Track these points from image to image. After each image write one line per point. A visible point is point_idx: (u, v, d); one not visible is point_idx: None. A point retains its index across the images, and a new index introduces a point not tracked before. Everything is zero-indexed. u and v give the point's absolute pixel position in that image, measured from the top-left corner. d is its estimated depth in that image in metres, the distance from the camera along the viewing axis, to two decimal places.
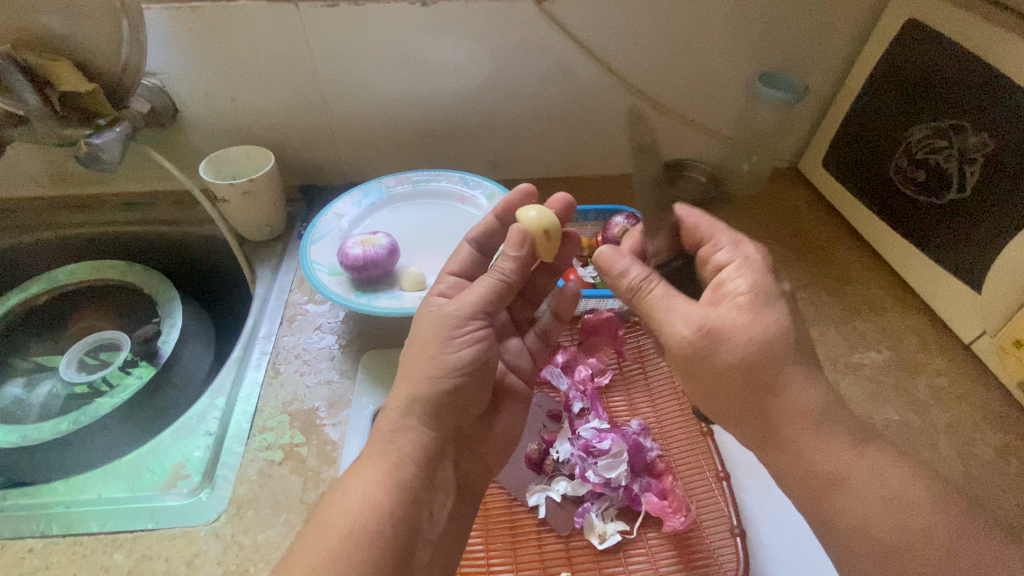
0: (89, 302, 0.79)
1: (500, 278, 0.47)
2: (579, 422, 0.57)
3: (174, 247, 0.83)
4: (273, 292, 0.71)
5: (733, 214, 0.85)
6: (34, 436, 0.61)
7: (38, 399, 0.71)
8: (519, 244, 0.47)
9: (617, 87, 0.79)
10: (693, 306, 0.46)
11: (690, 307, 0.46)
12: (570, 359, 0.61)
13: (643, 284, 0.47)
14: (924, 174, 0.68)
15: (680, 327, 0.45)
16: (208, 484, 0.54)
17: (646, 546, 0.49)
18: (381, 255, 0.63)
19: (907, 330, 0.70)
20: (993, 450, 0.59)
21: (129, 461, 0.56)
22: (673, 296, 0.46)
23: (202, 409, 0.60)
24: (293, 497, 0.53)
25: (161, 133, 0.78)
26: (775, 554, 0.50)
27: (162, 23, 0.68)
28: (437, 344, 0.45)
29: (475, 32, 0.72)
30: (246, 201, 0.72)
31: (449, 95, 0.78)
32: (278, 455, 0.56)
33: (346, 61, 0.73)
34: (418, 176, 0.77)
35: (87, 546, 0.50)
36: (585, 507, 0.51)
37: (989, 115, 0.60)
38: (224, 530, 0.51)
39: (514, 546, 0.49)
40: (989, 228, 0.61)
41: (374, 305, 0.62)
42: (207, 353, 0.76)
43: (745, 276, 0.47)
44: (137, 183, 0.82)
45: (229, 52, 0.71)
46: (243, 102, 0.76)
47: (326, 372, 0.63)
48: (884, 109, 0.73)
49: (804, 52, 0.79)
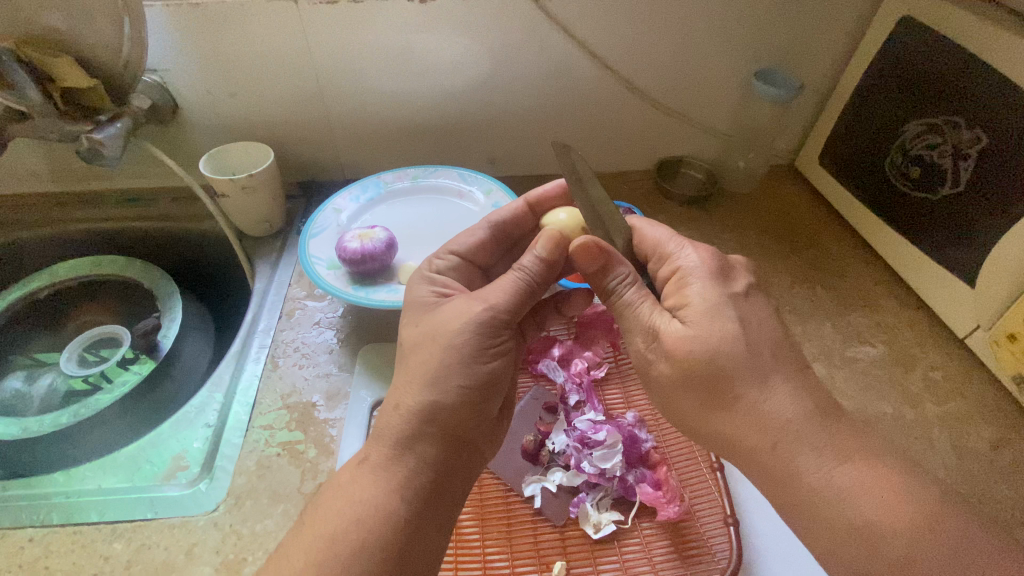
0: (89, 297, 0.79)
1: (525, 277, 0.48)
2: (574, 414, 0.58)
3: (174, 243, 0.84)
4: (272, 287, 0.72)
5: (730, 210, 0.86)
6: (33, 429, 0.62)
7: (38, 392, 0.71)
8: (547, 246, 0.49)
9: (615, 84, 0.80)
10: (656, 316, 0.48)
11: (652, 317, 0.48)
12: (565, 353, 0.62)
13: (617, 288, 0.50)
14: (919, 170, 0.68)
15: (637, 336, 0.49)
16: (206, 475, 0.55)
17: (640, 536, 0.49)
18: (379, 249, 0.64)
19: (902, 325, 0.71)
20: (986, 443, 0.60)
21: (129, 452, 0.56)
22: (641, 304, 0.49)
23: (201, 401, 0.60)
24: (291, 487, 0.54)
25: (162, 129, 0.79)
26: (768, 544, 0.50)
27: (163, 19, 0.68)
28: (433, 334, 0.45)
29: (473, 30, 0.73)
30: (246, 197, 0.72)
31: (448, 92, 0.79)
32: (276, 446, 0.57)
33: (345, 58, 0.74)
34: (416, 172, 0.77)
35: (87, 536, 0.51)
36: (580, 497, 0.51)
37: (983, 110, 0.61)
38: (222, 520, 0.51)
39: (510, 536, 0.50)
40: (983, 222, 0.61)
41: (372, 298, 0.62)
42: (206, 347, 0.76)
43: (692, 287, 0.49)
44: (137, 179, 0.82)
45: (229, 49, 0.72)
46: (243, 98, 0.77)
47: (324, 366, 0.64)
48: (879, 105, 0.73)
49: (801, 49, 0.79)
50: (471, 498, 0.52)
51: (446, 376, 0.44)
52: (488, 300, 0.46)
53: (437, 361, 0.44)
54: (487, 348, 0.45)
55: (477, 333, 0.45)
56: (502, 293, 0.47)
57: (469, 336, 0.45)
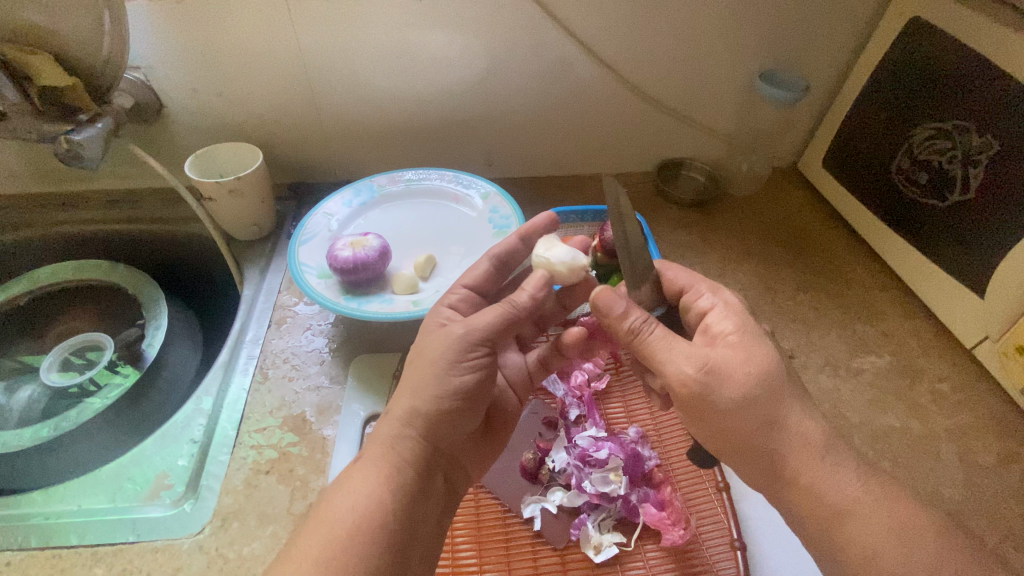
0: (72, 303, 0.76)
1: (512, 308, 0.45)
2: (574, 430, 0.56)
3: (161, 246, 0.81)
4: (260, 294, 0.70)
5: (732, 214, 0.84)
6: (14, 443, 0.60)
7: (18, 403, 0.69)
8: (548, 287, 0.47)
9: (614, 83, 0.78)
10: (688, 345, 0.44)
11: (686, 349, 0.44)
12: (565, 365, 0.60)
13: (643, 327, 0.44)
14: (927, 176, 0.66)
15: (682, 366, 0.43)
16: (192, 494, 0.52)
17: (644, 559, 0.48)
18: (372, 258, 0.62)
19: (908, 335, 0.69)
20: (995, 458, 0.58)
21: (111, 470, 0.54)
22: (674, 338, 0.44)
23: (187, 415, 0.58)
24: (280, 508, 0.51)
25: (145, 128, 0.76)
26: (774, 564, 0.49)
27: (144, 14, 0.66)
28: (444, 357, 0.43)
29: (470, 27, 0.70)
30: (233, 200, 0.70)
31: (442, 91, 0.76)
32: (265, 464, 0.54)
33: (336, 56, 0.71)
34: (411, 175, 0.75)
35: (67, 560, 0.48)
36: (581, 518, 0.50)
37: (995, 116, 0.59)
38: (208, 543, 0.49)
39: (508, 559, 0.48)
40: (993, 230, 0.60)
41: (364, 309, 0.60)
42: (194, 355, 0.74)
43: (730, 321, 0.46)
44: (121, 181, 0.79)
45: (214, 45, 0.69)
46: (230, 98, 0.74)
47: (314, 377, 0.61)
48: (885, 108, 0.71)
49: (805, 50, 0.77)
50: (467, 518, 0.51)
51: (425, 398, 0.42)
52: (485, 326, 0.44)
53: (430, 393, 0.42)
54: (462, 370, 0.43)
55: (448, 347, 0.43)
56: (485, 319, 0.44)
57: (449, 356, 0.43)
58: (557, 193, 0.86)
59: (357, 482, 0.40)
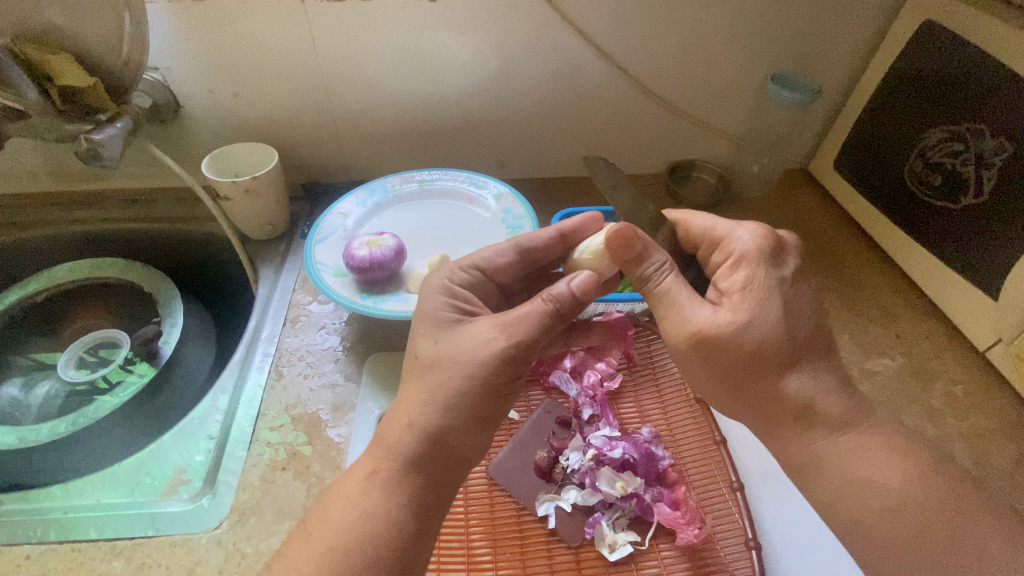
0: (88, 301, 0.77)
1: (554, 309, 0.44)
2: (589, 429, 0.57)
3: (177, 245, 0.82)
4: (275, 293, 0.70)
5: (744, 216, 0.84)
6: (31, 439, 0.60)
7: (36, 400, 0.70)
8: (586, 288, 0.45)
9: (627, 86, 0.78)
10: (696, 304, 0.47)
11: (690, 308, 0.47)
12: (578, 364, 0.60)
13: (654, 274, 0.48)
14: (940, 179, 0.66)
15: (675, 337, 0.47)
16: (209, 490, 0.53)
17: (658, 558, 0.48)
18: (387, 256, 0.62)
19: (921, 338, 0.69)
20: (1008, 461, 0.58)
21: (129, 466, 0.55)
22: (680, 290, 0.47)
23: (203, 411, 0.59)
24: (295, 504, 0.52)
25: (163, 129, 0.77)
26: (787, 565, 0.50)
27: (164, 16, 0.67)
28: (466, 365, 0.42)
29: (485, 30, 0.71)
30: (249, 200, 0.71)
31: (455, 93, 0.77)
32: (281, 460, 0.55)
33: (350, 58, 0.72)
34: (424, 175, 0.76)
35: (86, 554, 0.49)
36: (596, 516, 0.50)
37: (1009, 118, 0.58)
38: (225, 538, 0.50)
39: (522, 557, 0.49)
40: (1006, 232, 0.59)
41: (380, 308, 0.60)
42: (209, 354, 0.74)
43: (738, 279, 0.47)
44: (139, 180, 0.80)
45: (233, 47, 0.70)
46: (246, 98, 0.75)
47: (329, 375, 0.62)
48: (898, 111, 0.71)
49: (818, 53, 0.77)
50: (482, 517, 0.51)
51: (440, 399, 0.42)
52: (516, 334, 0.42)
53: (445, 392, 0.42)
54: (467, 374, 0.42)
55: (458, 354, 0.43)
56: (530, 327, 0.42)
57: (454, 356, 0.43)
58: (569, 195, 0.86)
59: (376, 479, 0.40)
